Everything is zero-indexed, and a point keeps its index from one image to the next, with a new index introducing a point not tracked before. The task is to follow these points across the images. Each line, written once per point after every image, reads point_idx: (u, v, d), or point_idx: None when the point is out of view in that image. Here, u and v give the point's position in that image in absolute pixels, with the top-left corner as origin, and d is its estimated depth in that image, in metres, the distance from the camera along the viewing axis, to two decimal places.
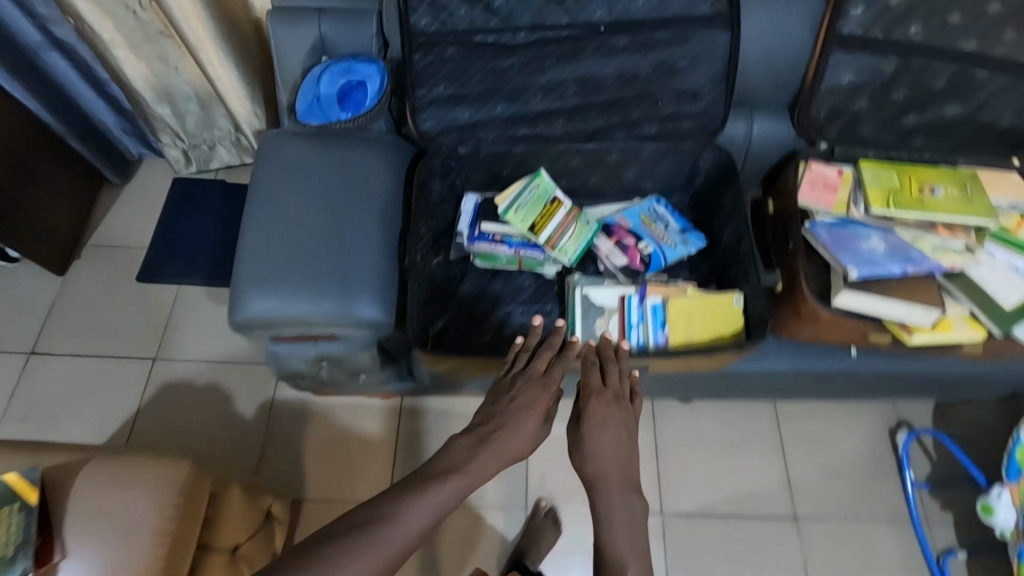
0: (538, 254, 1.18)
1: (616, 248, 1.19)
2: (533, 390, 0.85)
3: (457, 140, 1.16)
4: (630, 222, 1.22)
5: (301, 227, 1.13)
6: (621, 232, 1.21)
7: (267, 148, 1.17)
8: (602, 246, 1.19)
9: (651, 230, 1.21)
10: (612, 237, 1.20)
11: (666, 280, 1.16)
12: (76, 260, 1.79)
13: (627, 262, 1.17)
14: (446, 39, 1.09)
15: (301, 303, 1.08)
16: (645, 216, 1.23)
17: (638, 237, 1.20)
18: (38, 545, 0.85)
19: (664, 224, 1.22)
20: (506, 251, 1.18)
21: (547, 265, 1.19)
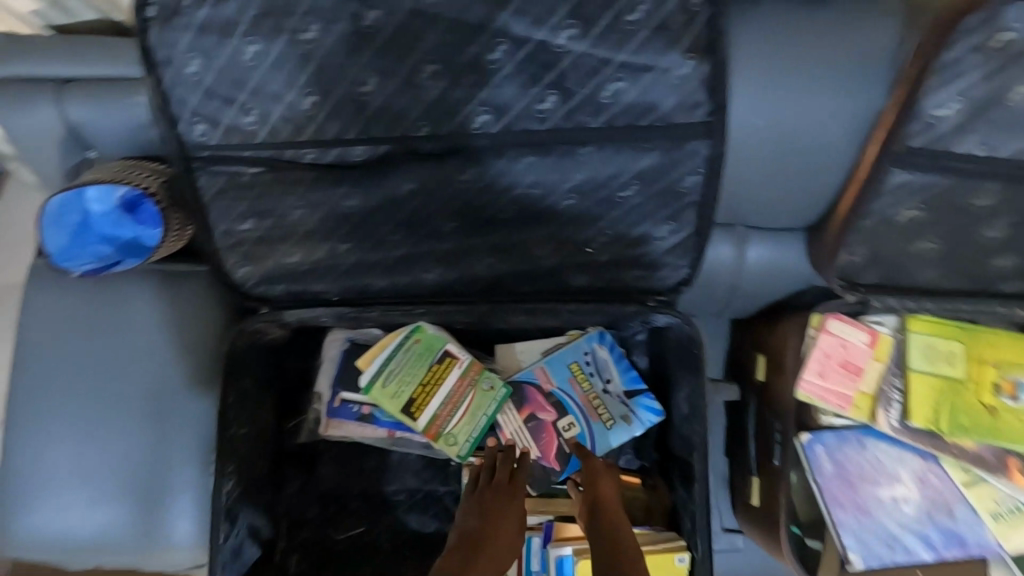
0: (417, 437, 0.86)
1: (527, 428, 0.85)
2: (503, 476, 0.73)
3: (288, 290, 0.78)
4: (552, 382, 0.85)
5: (84, 425, 0.80)
6: (540, 399, 0.85)
7: (33, 299, 0.81)
8: (507, 424, 0.85)
9: (582, 396, 0.85)
10: (525, 409, 0.85)
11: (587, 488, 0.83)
12: None
13: (540, 455, 0.84)
14: (238, 155, 0.66)
15: (88, 538, 0.79)
16: (576, 372, 0.85)
17: (562, 408, 0.85)
18: None
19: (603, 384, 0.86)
20: (375, 432, 0.86)
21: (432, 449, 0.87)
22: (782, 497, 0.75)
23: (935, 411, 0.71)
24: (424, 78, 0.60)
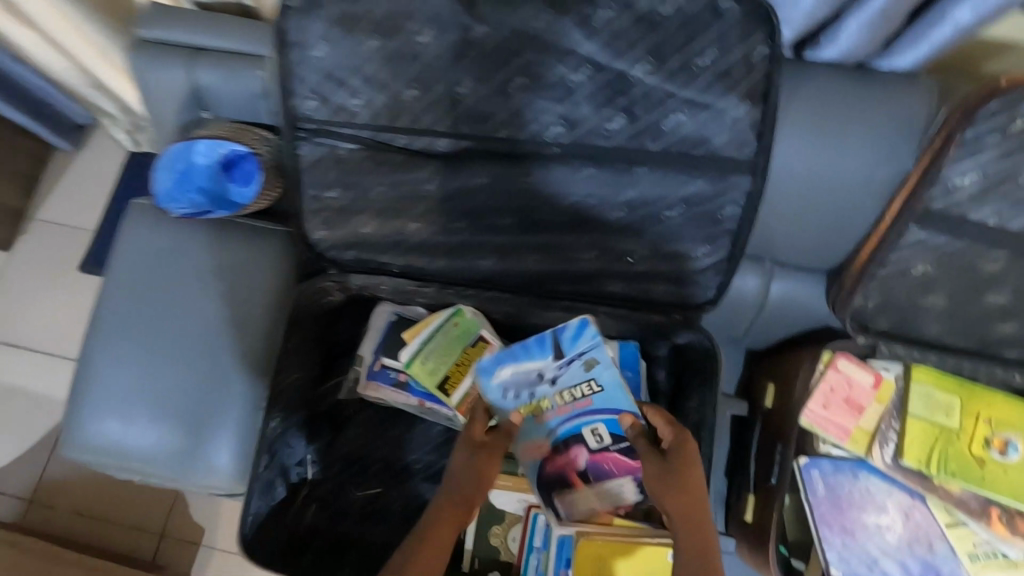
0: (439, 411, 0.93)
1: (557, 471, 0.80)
2: (464, 485, 0.72)
3: (354, 256, 0.87)
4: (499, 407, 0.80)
5: (154, 350, 0.89)
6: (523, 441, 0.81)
7: (132, 233, 0.92)
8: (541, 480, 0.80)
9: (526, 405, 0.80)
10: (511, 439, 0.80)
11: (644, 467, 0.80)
12: None
13: (608, 481, 0.80)
14: (338, 132, 0.76)
15: (138, 453, 0.87)
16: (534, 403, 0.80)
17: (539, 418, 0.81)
18: None
19: (532, 385, 0.80)
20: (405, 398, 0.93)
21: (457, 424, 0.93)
22: (774, 513, 0.80)
23: (929, 454, 0.77)
24: (511, 88, 0.70)
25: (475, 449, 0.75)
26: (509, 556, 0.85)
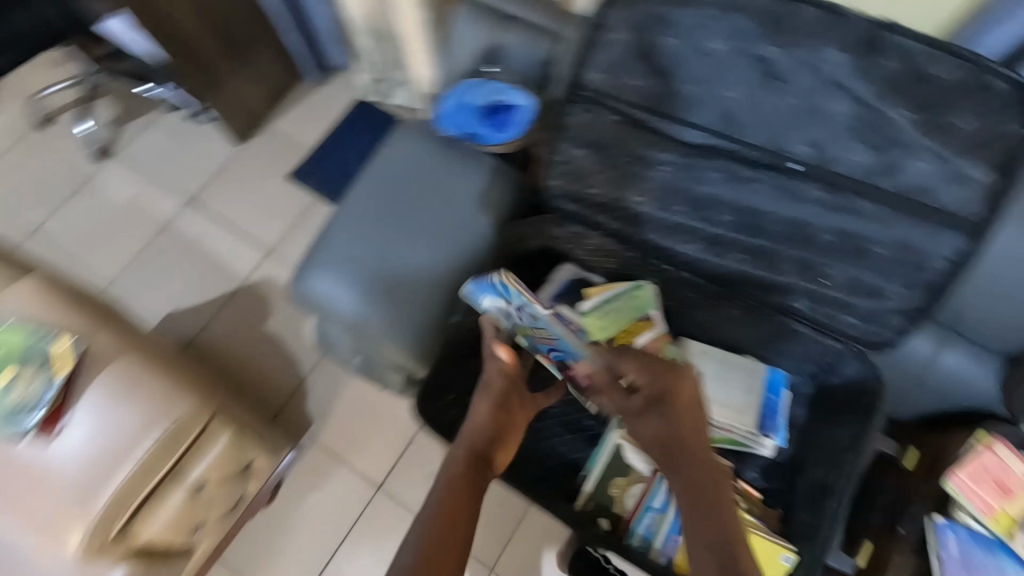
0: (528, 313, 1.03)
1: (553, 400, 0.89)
2: (480, 424, 0.80)
3: (576, 210, 1.01)
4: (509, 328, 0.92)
5: (384, 233, 1.05)
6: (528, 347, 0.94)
7: (397, 138, 1.11)
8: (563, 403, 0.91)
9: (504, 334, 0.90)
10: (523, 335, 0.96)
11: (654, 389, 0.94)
12: (254, 135, 1.97)
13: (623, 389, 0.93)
14: (611, 102, 0.93)
15: (348, 311, 1.02)
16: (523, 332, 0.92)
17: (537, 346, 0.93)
18: (52, 407, 0.97)
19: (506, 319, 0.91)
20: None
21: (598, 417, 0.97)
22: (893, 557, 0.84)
23: None
24: (776, 105, 0.83)
25: (479, 395, 0.83)
26: (623, 507, 0.92)
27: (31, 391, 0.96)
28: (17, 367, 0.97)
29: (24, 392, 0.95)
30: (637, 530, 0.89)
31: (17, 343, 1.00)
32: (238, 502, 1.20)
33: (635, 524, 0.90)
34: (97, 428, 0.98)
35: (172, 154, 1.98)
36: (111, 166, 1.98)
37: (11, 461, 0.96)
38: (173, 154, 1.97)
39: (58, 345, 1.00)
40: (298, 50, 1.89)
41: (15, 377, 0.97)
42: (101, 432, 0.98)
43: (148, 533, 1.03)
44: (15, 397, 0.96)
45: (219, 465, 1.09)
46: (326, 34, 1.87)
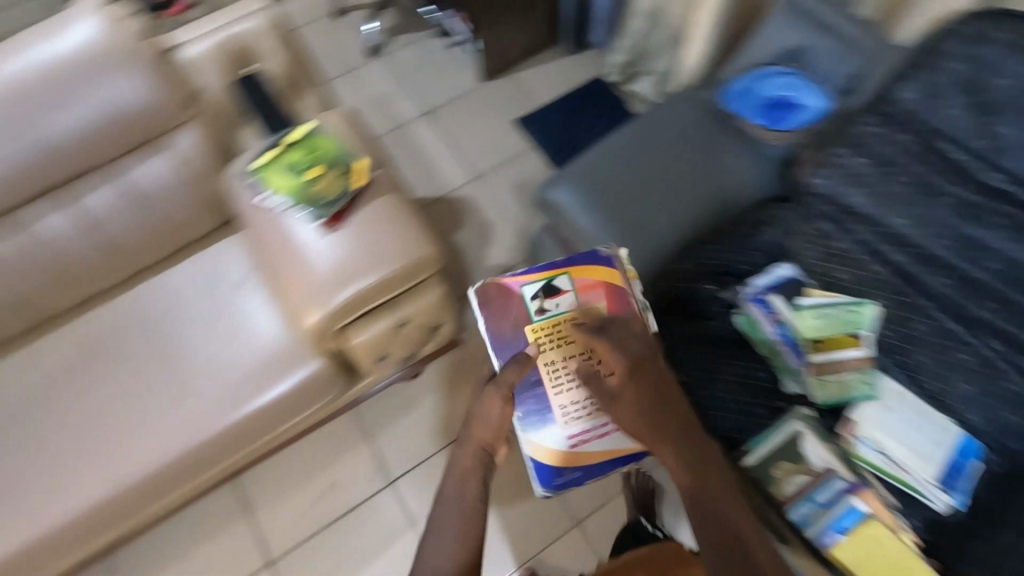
0: (629, 288, 1.02)
1: (551, 388, 0.96)
2: (479, 425, 0.91)
3: (832, 216, 1.10)
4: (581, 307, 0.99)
5: (641, 172, 1.22)
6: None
7: (671, 103, 1.30)
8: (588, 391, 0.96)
9: (524, 318, 0.99)
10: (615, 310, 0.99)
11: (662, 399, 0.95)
12: (496, 78, 2.19)
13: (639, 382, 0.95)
14: (910, 123, 1.01)
15: (591, 221, 1.19)
16: (531, 327, 0.98)
17: (574, 336, 0.97)
18: (337, 210, 1.14)
19: (544, 304, 0.99)
20: (595, 445, 0.96)
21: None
22: None
23: None
24: None
25: (480, 396, 0.93)
26: (783, 492, 0.95)
27: (329, 191, 1.13)
28: (324, 168, 1.14)
29: (324, 190, 1.13)
30: (792, 515, 0.93)
31: (328, 151, 1.17)
32: (413, 353, 1.36)
33: (791, 509, 0.94)
34: (358, 239, 1.13)
35: (424, 71, 2.23)
36: (373, 64, 2.26)
37: (290, 237, 1.16)
38: (424, 71, 2.22)
39: (359, 163, 1.16)
40: (567, 19, 2.10)
41: (318, 175, 1.14)
42: (360, 244, 1.13)
43: (351, 339, 1.20)
44: (314, 191, 1.13)
45: (422, 313, 1.25)
46: (598, 12, 2.06)
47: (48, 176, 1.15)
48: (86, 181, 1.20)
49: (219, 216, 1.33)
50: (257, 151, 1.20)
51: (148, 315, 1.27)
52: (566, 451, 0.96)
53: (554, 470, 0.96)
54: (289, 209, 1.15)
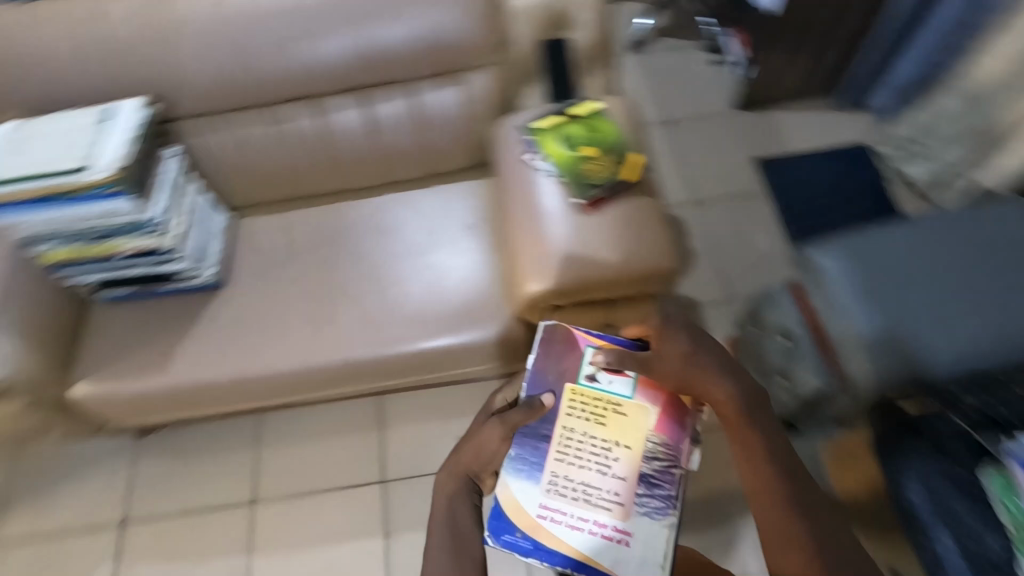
0: (691, 418, 0.91)
1: (556, 450, 0.90)
2: (471, 450, 0.90)
3: None
4: (631, 401, 0.91)
5: (928, 264, 1.10)
6: (635, 430, 0.90)
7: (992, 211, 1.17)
8: (590, 475, 0.88)
9: (569, 376, 0.94)
10: (661, 428, 0.90)
11: (652, 536, 0.85)
12: (750, 110, 2.06)
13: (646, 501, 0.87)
14: None
15: (855, 286, 1.08)
16: (572, 386, 0.93)
17: (605, 424, 0.90)
18: (598, 195, 1.12)
19: (595, 375, 0.93)
20: (568, 533, 0.86)
21: (643, 548, 0.85)
22: None
23: None
24: None
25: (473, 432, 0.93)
26: None
27: (598, 176, 1.13)
28: (599, 151, 1.15)
29: (594, 172, 1.13)
30: None
31: (607, 137, 1.17)
32: None
33: None
34: (601, 230, 1.10)
35: (677, 80, 2.15)
36: (631, 57, 2.23)
37: (538, 204, 1.14)
38: (678, 80, 2.14)
39: (635, 158, 1.15)
40: (856, 73, 1.93)
41: (591, 156, 1.14)
42: (600, 235, 1.10)
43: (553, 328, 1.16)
44: (583, 170, 1.13)
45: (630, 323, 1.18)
46: (896, 77, 1.87)
47: (351, 75, 1.21)
48: (377, 90, 1.25)
49: (471, 156, 1.36)
50: (539, 113, 1.22)
51: (380, 226, 1.34)
52: (534, 515, 0.88)
53: (514, 526, 0.88)
54: (551, 178, 1.15)
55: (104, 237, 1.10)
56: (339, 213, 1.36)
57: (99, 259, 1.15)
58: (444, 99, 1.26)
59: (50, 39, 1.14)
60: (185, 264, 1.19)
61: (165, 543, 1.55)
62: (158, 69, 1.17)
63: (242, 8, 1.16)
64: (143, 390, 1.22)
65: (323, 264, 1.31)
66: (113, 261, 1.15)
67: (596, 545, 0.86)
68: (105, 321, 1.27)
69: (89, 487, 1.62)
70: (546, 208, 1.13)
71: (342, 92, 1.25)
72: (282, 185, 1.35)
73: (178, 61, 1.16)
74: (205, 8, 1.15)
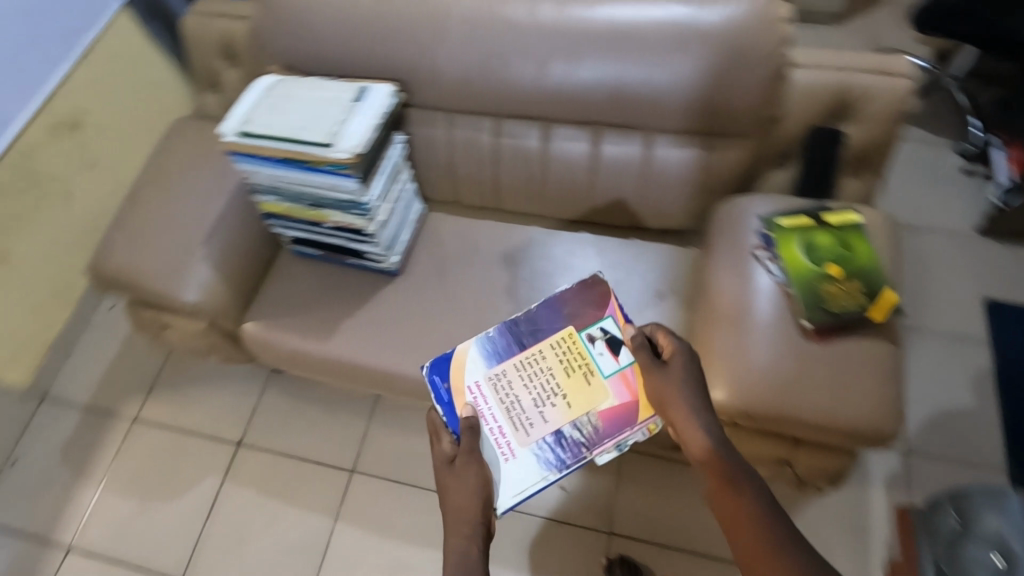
0: (633, 431, 1.00)
1: (519, 358, 1.06)
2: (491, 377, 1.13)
3: None
4: (603, 378, 1.03)
5: None
6: (585, 399, 1.02)
7: None
8: (524, 397, 1.02)
9: (579, 325, 1.07)
10: (605, 416, 1.01)
11: (526, 457, 0.99)
12: (994, 239, 1.76)
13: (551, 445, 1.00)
14: None
15: None
16: (571, 330, 1.07)
17: (568, 379, 1.04)
18: (829, 325, 0.97)
19: (593, 340, 1.05)
20: (482, 411, 1.02)
21: (518, 475, 0.98)
22: None
23: None
24: None
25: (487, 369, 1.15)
26: None
27: (836, 302, 0.97)
28: (846, 272, 0.98)
29: (832, 296, 0.97)
30: None
31: (861, 258, 1.00)
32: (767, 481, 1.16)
33: None
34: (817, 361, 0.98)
35: (914, 179, 1.87)
36: None
37: (749, 312, 1.04)
38: (915, 180, 1.87)
39: (890, 294, 0.97)
40: None
41: (834, 275, 0.98)
42: (814, 367, 0.98)
43: None
44: (821, 289, 0.98)
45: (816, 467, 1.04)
46: None
47: (597, 109, 1.14)
48: (617, 129, 1.17)
49: (687, 222, 1.24)
50: (790, 207, 1.08)
51: (568, 265, 1.27)
52: (467, 382, 1.05)
53: (446, 377, 1.06)
54: (778, 287, 1.03)
55: (319, 204, 1.13)
56: (530, 238, 1.31)
57: (307, 221, 1.19)
58: (683, 158, 1.15)
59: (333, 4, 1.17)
60: (378, 248, 1.20)
61: (268, 478, 1.64)
62: (416, 56, 1.15)
63: (516, 16, 1.11)
64: (305, 350, 1.26)
65: (500, 287, 1.26)
66: (318, 226, 1.19)
67: (488, 431, 1.01)
68: (291, 272, 1.33)
69: (222, 399, 1.75)
70: (765, 322, 1.02)
71: (580, 123, 1.17)
72: (484, 194, 1.31)
73: (438, 53, 1.14)
74: (480, 8, 1.11)
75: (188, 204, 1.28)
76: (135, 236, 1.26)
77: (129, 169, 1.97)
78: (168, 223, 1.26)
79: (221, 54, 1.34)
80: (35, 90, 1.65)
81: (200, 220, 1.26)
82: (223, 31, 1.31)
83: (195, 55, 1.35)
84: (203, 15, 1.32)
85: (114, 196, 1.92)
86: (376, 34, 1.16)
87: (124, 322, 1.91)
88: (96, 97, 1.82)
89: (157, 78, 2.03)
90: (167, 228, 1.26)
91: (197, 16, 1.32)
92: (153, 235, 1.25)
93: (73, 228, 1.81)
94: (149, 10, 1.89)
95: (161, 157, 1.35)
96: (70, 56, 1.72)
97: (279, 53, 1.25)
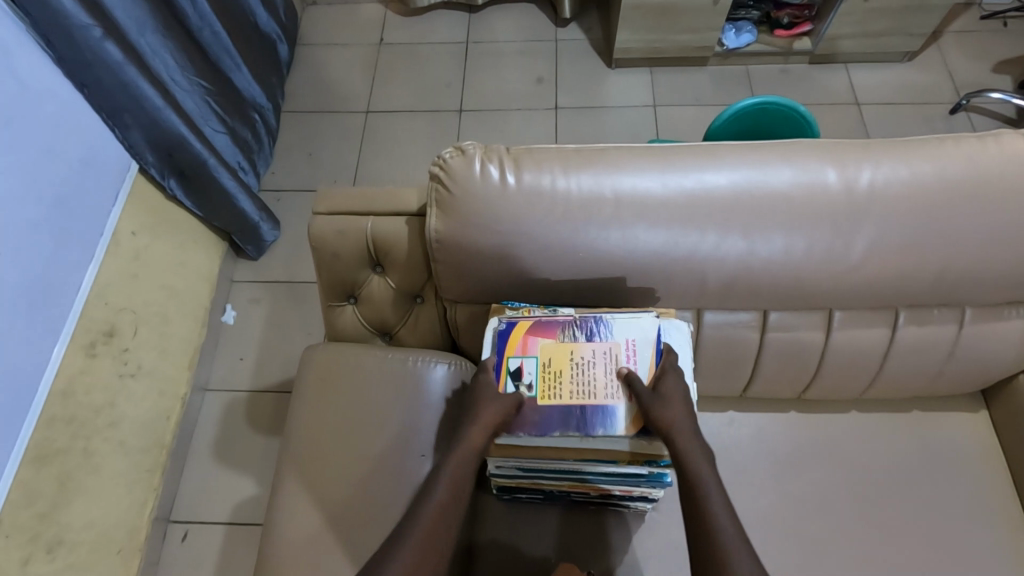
0: (542, 315, 0.88)
1: (584, 399, 0.79)
2: (589, 510, 1.04)
3: None
4: (540, 354, 0.83)
5: None
6: (558, 347, 0.84)
7: None
8: (594, 371, 0.81)
9: (529, 398, 0.81)
10: (550, 330, 0.85)
11: (642, 343, 0.83)
12: None
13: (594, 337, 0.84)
14: None
15: None
16: (540, 397, 0.80)
17: (560, 366, 0.82)
18: None
19: (521, 383, 0.82)
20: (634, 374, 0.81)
21: (650, 332, 0.84)
22: None
23: None
24: None
25: (597, 507, 1.04)
26: None
27: None
28: None
29: None
30: None
31: None
32: None
33: None
34: None
35: None
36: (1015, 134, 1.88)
37: None
38: None
39: None
40: None
41: None
42: None
43: None
44: None
45: None
46: None
47: (915, 294, 0.91)
48: (923, 308, 0.95)
49: (986, 383, 1.05)
50: None
51: (852, 458, 1.08)
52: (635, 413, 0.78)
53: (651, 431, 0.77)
54: None
55: (588, 478, 0.88)
56: (794, 428, 1.11)
57: (561, 489, 0.93)
58: (1006, 330, 0.96)
59: (557, 201, 0.87)
60: (650, 502, 0.97)
61: None
62: (685, 254, 0.88)
63: (810, 190, 0.86)
64: None
65: (786, 506, 1.04)
66: (574, 491, 0.93)
67: (643, 361, 0.82)
68: (518, 531, 1.02)
69: None
70: None
71: (878, 309, 0.95)
72: (735, 386, 1.07)
73: (716, 248, 0.87)
74: (754, 187, 0.86)
75: (388, 474, 0.99)
76: (327, 530, 0.97)
77: (176, 361, 1.57)
78: (360, 505, 0.97)
79: (368, 264, 1.02)
80: (65, 307, 1.27)
81: (409, 492, 0.98)
82: (375, 237, 0.99)
83: (332, 270, 1.03)
84: (342, 219, 0.99)
85: (167, 401, 1.53)
86: (625, 233, 0.87)
87: (206, 556, 1.51)
88: (130, 288, 1.44)
89: (188, 237, 1.64)
90: (371, 513, 0.97)
91: (331, 220, 0.99)
92: (350, 526, 0.96)
93: (134, 458, 1.41)
94: (162, 164, 1.51)
95: (320, 405, 1.04)
96: (95, 254, 1.36)
97: (463, 268, 0.92)
